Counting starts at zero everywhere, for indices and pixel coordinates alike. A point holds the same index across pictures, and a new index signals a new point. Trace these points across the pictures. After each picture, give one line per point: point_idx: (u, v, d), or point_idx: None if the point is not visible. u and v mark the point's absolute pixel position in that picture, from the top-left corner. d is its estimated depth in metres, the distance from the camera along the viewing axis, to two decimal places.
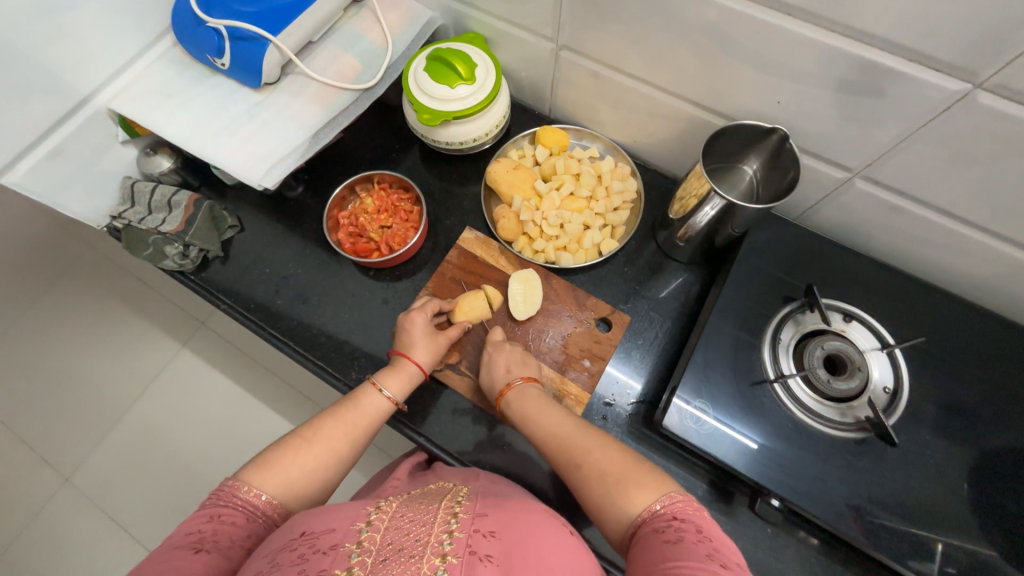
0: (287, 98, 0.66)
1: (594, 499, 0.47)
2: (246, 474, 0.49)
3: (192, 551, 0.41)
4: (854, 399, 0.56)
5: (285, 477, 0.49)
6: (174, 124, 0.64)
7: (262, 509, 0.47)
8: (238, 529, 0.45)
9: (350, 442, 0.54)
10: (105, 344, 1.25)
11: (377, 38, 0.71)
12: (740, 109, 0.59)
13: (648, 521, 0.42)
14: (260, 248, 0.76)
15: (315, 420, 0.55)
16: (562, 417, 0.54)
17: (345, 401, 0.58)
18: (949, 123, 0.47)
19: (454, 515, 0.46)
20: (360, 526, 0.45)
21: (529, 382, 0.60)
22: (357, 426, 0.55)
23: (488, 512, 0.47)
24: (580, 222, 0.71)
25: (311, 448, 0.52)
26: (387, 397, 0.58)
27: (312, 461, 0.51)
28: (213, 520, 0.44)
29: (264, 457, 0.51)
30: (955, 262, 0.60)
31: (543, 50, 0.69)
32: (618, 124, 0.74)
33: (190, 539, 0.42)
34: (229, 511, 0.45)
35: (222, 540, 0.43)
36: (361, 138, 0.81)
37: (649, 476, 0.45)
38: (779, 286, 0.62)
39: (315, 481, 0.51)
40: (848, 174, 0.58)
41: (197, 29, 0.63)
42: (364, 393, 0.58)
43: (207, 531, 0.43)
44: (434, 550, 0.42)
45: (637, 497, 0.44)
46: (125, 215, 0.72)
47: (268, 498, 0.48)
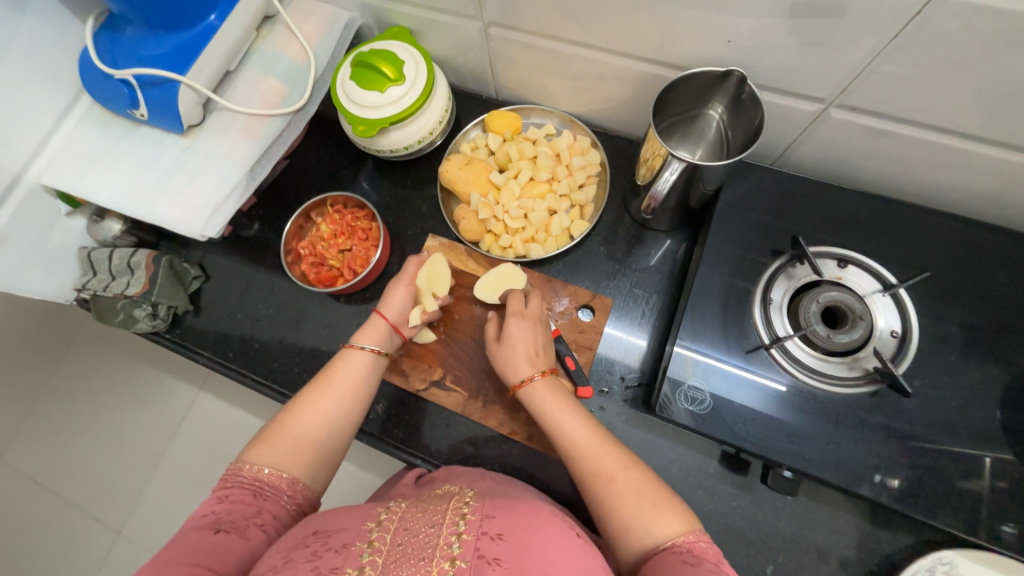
0: (214, 137, 0.63)
1: (615, 512, 0.44)
2: (246, 454, 0.48)
3: (212, 530, 0.41)
4: (859, 351, 0.52)
5: (280, 449, 0.48)
6: (108, 187, 0.61)
7: (266, 481, 0.46)
8: (251, 507, 0.44)
9: (336, 399, 0.52)
10: None
11: (297, 54, 0.66)
12: (691, 54, 0.53)
13: (671, 547, 0.40)
14: (230, 295, 0.74)
15: (303, 390, 0.53)
16: (582, 423, 0.50)
17: (328, 366, 0.56)
18: (923, 28, 0.40)
19: (462, 516, 0.44)
20: (371, 525, 0.44)
21: (549, 377, 0.55)
22: (343, 385, 0.53)
23: (496, 514, 0.44)
24: (543, 209, 0.67)
25: (300, 416, 0.50)
26: (366, 349, 0.56)
27: (303, 428, 0.50)
28: (222, 501, 0.44)
29: (259, 434, 0.50)
30: (952, 180, 0.54)
31: (472, 31, 0.63)
32: (568, 94, 0.69)
33: (206, 522, 0.42)
34: (236, 492, 0.45)
35: (238, 520, 0.43)
36: (309, 161, 0.77)
37: (675, 505, 0.44)
38: (764, 240, 0.57)
39: (313, 446, 0.49)
40: (821, 106, 0.52)
41: (106, 83, 0.60)
42: (344, 354, 0.56)
43: (220, 511, 0.43)
44: (444, 553, 0.40)
45: (666, 524, 0.42)
46: (89, 285, 0.71)
47: (271, 470, 0.47)
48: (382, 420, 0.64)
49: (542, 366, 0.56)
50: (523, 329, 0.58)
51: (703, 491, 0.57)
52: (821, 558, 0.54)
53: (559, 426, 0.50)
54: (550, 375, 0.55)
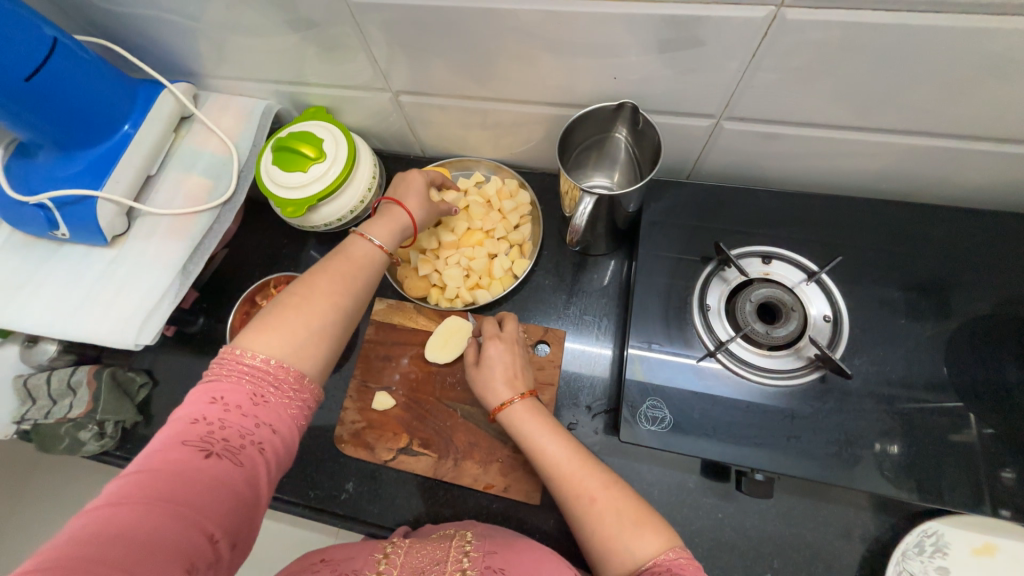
0: (141, 243, 0.62)
1: (598, 536, 0.44)
2: (245, 339, 0.44)
3: (203, 453, 0.38)
4: (798, 340, 0.54)
5: (291, 336, 0.45)
6: (33, 312, 0.60)
7: (271, 372, 0.43)
8: (248, 418, 0.40)
9: (350, 294, 0.50)
10: None
11: (218, 148, 0.67)
12: (586, 93, 0.56)
13: (651, 567, 0.40)
14: (181, 396, 0.71)
15: (307, 279, 0.49)
16: (562, 442, 0.50)
17: (333, 257, 0.52)
18: (776, 45, 0.45)
19: (466, 553, 0.47)
20: (378, 558, 0.47)
21: (530, 397, 0.54)
22: (354, 282, 0.51)
23: (496, 551, 0.47)
24: (484, 255, 0.68)
25: (310, 305, 0.47)
26: (375, 243, 0.54)
27: (315, 312, 0.47)
28: (217, 403, 0.40)
29: (261, 319, 0.45)
30: (846, 167, 0.58)
31: (384, 101, 0.66)
32: (488, 143, 0.72)
33: (198, 434, 0.38)
34: (232, 392, 0.41)
35: (233, 438, 0.39)
36: (248, 246, 0.77)
37: (656, 522, 0.44)
38: (692, 250, 0.60)
39: (324, 336, 0.47)
40: (713, 121, 0.56)
41: (20, 210, 0.59)
42: (351, 242, 0.54)
43: (214, 422, 0.39)
44: None
45: (648, 542, 0.42)
46: (29, 415, 0.67)
47: (273, 361, 0.43)
48: (353, 498, 0.62)
49: (520, 387, 0.55)
50: (501, 352, 0.57)
51: (687, 508, 0.56)
52: (814, 555, 0.53)
53: (549, 444, 0.50)
54: (529, 397, 0.54)
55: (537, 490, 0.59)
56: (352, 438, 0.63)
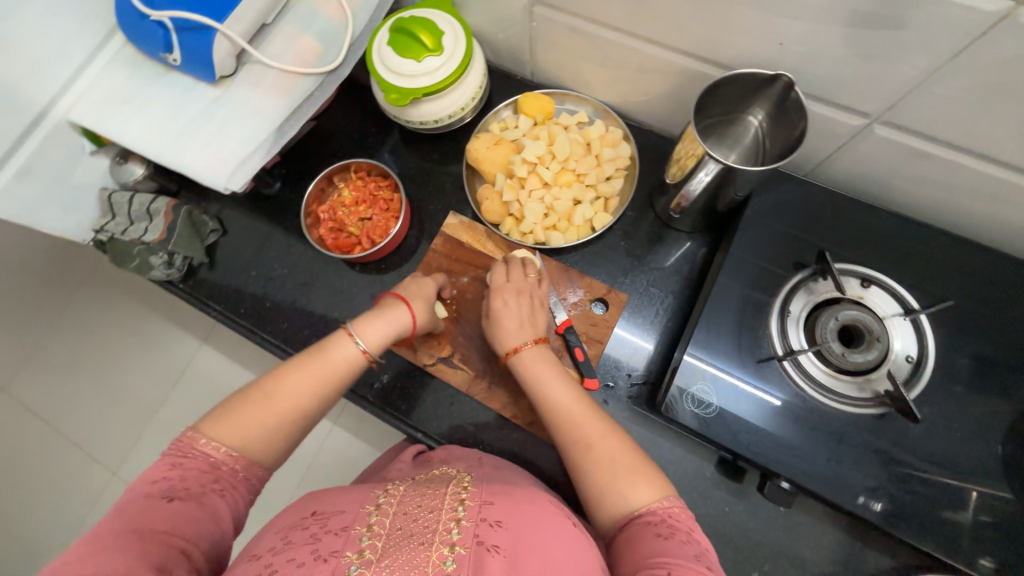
0: (245, 90, 0.62)
1: (593, 479, 0.45)
2: (207, 425, 0.45)
3: (165, 499, 0.39)
4: (871, 371, 0.52)
5: (246, 428, 0.45)
6: (135, 130, 0.61)
7: (222, 461, 0.43)
8: (209, 470, 0.42)
9: (318, 397, 0.49)
10: None
11: (335, 13, 0.65)
12: (740, 53, 0.51)
13: (643, 515, 0.42)
14: (245, 251, 0.74)
15: (278, 371, 0.48)
16: (567, 389, 0.51)
17: (310, 351, 0.51)
18: (986, 51, 0.39)
19: (461, 502, 0.45)
20: (370, 510, 0.45)
21: (541, 344, 0.56)
22: (326, 378, 0.49)
23: (495, 500, 0.45)
24: (569, 198, 0.66)
25: (272, 401, 0.46)
26: (361, 347, 0.51)
27: (275, 413, 0.46)
28: (176, 467, 0.42)
29: (222, 408, 0.46)
30: (990, 209, 0.53)
31: (516, 7, 0.62)
32: (605, 83, 0.67)
33: (158, 488, 0.40)
34: (191, 463, 0.42)
35: (193, 487, 0.41)
36: (336, 124, 0.77)
37: (649, 471, 0.45)
38: (789, 252, 0.57)
39: (279, 433, 0.46)
40: (865, 120, 0.51)
41: (141, 23, 0.59)
42: (335, 340, 0.51)
43: (174, 478, 0.41)
44: (443, 539, 0.41)
45: (642, 492, 0.43)
46: (107, 228, 0.71)
47: (227, 450, 0.44)
48: (385, 390, 0.65)
49: (534, 334, 0.57)
50: (512, 302, 0.59)
51: (698, 493, 0.58)
52: (805, 570, 0.55)
53: (549, 389, 0.51)
54: (540, 344, 0.56)
55: None
56: (398, 335, 0.65)
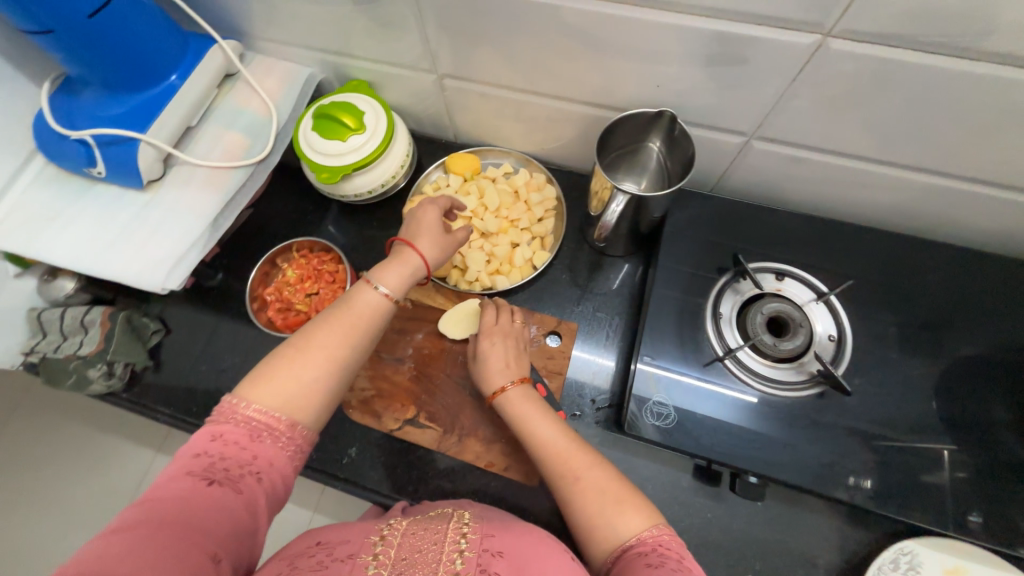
0: (176, 191, 0.63)
1: (583, 515, 0.45)
2: (245, 388, 0.44)
3: (204, 482, 0.39)
4: (802, 356, 0.56)
5: (283, 392, 0.44)
6: (62, 245, 0.60)
7: (262, 432, 0.42)
8: (248, 451, 0.41)
9: (351, 347, 0.48)
10: None
11: (259, 108, 0.68)
12: (627, 97, 0.59)
13: (634, 546, 0.42)
14: (192, 347, 0.72)
15: (306, 331, 0.48)
16: (553, 426, 0.51)
17: (337, 304, 0.51)
18: (816, 72, 0.47)
19: (464, 533, 0.45)
20: (375, 540, 0.44)
21: (525, 383, 0.56)
22: (355, 330, 0.49)
23: (495, 533, 0.46)
24: (507, 242, 0.70)
25: (303, 361, 0.46)
26: (384, 293, 0.51)
27: (311, 370, 0.46)
28: (217, 440, 0.41)
29: (258, 370, 0.45)
30: (864, 196, 0.61)
31: (428, 82, 0.68)
32: (522, 136, 0.73)
33: (198, 464, 0.40)
34: (231, 431, 0.42)
35: (234, 467, 0.40)
36: (273, 208, 0.78)
37: (637, 499, 0.45)
38: (710, 260, 0.62)
39: (317, 394, 0.46)
40: (744, 138, 0.58)
41: (62, 143, 0.60)
42: (357, 290, 0.51)
43: (215, 456, 0.40)
44: (447, 568, 0.41)
45: (629, 521, 0.43)
46: (37, 348, 0.67)
47: (267, 412, 0.43)
48: (355, 463, 0.63)
49: (516, 372, 0.57)
50: (496, 345, 0.59)
51: (680, 506, 0.58)
52: (794, 561, 0.56)
53: (539, 429, 0.51)
54: (522, 384, 0.56)
55: (536, 473, 0.61)
56: (360, 405, 0.64)
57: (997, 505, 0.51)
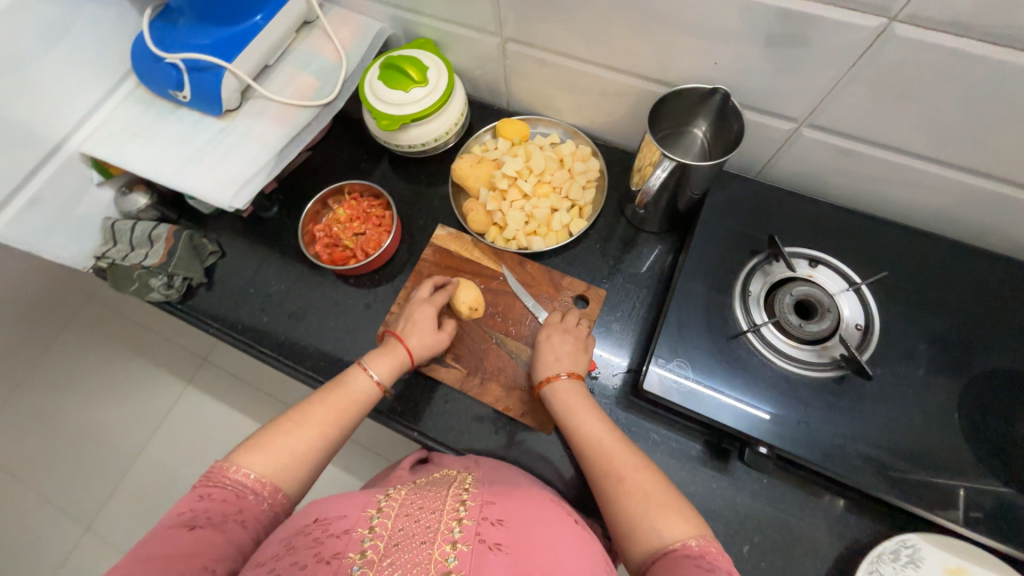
0: (249, 121, 0.68)
1: (626, 514, 0.46)
2: (236, 454, 0.49)
3: (187, 528, 0.43)
4: (827, 340, 0.57)
5: (273, 459, 0.49)
6: (144, 158, 0.66)
7: (249, 489, 0.47)
8: (232, 504, 0.45)
9: (340, 421, 0.54)
10: (80, 389, 1.20)
11: (331, 54, 0.73)
12: (683, 74, 0.60)
13: (679, 549, 0.42)
14: (244, 271, 0.78)
15: (303, 405, 0.54)
16: (600, 422, 0.54)
17: (332, 384, 0.57)
18: (877, 60, 0.48)
19: (463, 502, 0.46)
20: (372, 513, 0.45)
21: (578, 379, 0.59)
22: (346, 410, 0.55)
23: (495, 501, 0.47)
24: (547, 206, 0.73)
25: (295, 432, 0.51)
26: (374, 379, 0.58)
27: (302, 439, 0.51)
28: (203, 499, 0.45)
29: (252, 438, 0.50)
30: (909, 196, 0.61)
31: (491, 45, 0.71)
32: (573, 107, 0.76)
33: (183, 519, 0.44)
34: (219, 490, 0.46)
35: (215, 517, 0.44)
36: (330, 153, 0.83)
37: (683, 508, 0.45)
38: (745, 241, 0.64)
39: (304, 464, 0.50)
40: (794, 124, 0.59)
41: (155, 66, 0.65)
42: (352, 374, 0.58)
43: (199, 509, 0.45)
44: (445, 537, 0.42)
45: (675, 525, 0.44)
46: (109, 254, 0.74)
47: (256, 476, 0.47)
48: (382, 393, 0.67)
49: (574, 367, 0.60)
50: (562, 341, 0.62)
51: (686, 472, 0.60)
52: (794, 541, 0.57)
53: (588, 419, 0.54)
54: (579, 379, 0.59)
55: (551, 423, 0.64)
56: None
57: (1003, 503, 0.52)
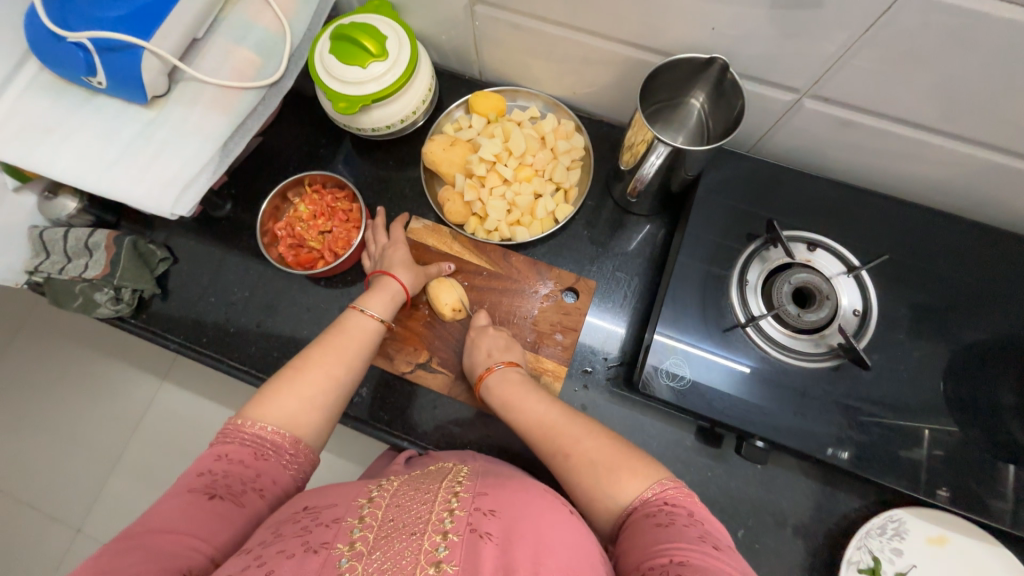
0: (183, 110, 0.59)
1: (582, 489, 0.45)
2: (250, 409, 0.47)
3: (206, 496, 0.40)
4: (825, 327, 0.56)
5: (287, 406, 0.47)
6: (63, 160, 0.57)
7: (269, 440, 0.46)
8: (249, 469, 0.43)
9: (347, 367, 0.52)
10: (45, 398, 1.13)
11: (271, 23, 0.63)
12: (677, 40, 0.54)
13: (640, 507, 0.42)
14: (201, 277, 0.71)
15: (306, 351, 0.52)
16: (541, 404, 0.52)
17: (331, 328, 0.56)
18: (894, 22, 0.43)
19: (455, 493, 0.44)
20: (361, 502, 0.43)
21: (512, 366, 0.58)
22: (351, 350, 0.54)
23: (489, 492, 0.44)
24: (530, 192, 0.67)
25: (305, 379, 0.49)
26: (371, 314, 0.57)
27: (312, 386, 0.49)
28: (221, 460, 0.43)
29: (264, 390, 0.48)
30: (912, 170, 0.58)
31: (457, 8, 0.62)
32: (553, 77, 0.68)
33: (203, 482, 0.41)
34: (236, 450, 0.44)
35: (235, 483, 0.42)
36: (284, 138, 0.74)
37: (633, 463, 0.44)
38: (741, 225, 0.60)
39: (318, 409, 0.49)
40: (796, 96, 0.54)
41: (57, 46, 0.55)
42: (347, 316, 0.57)
43: (218, 471, 0.42)
44: (435, 527, 0.40)
45: (628, 486, 0.43)
46: (42, 268, 0.66)
47: (273, 428, 0.46)
48: (367, 404, 0.64)
49: (508, 355, 0.59)
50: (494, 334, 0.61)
51: (682, 463, 0.60)
52: (786, 521, 0.58)
53: (526, 406, 0.52)
54: (511, 365, 0.58)
55: None
56: None
57: (989, 479, 0.53)
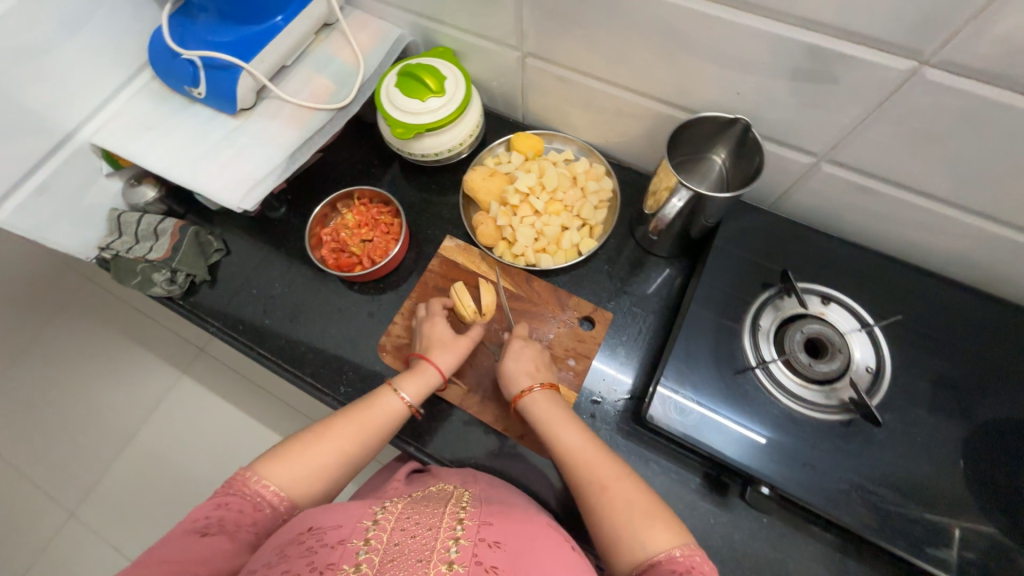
0: (263, 122, 0.68)
1: (607, 527, 0.47)
2: (260, 464, 0.50)
3: (199, 535, 0.44)
4: (837, 381, 0.57)
5: (294, 472, 0.50)
6: (156, 154, 0.66)
7: (268, 500, 0.48)
8: (244, 517, 0.46)
9: (360, 444, 0.54)
10: (77, 372, 1.19)
11: (348, 58, 0.72)
12: (705, 101, 0.59)
13: (664, 562, 0.43)
14: (248, 271, 0.77)
15: (327, 417, 0.55)
16: (581, 436, 0.53)
17: (361, 400, 0.57)
18: (903, 102, 0.47)
19: (460, 521, 0.44)
20: (367, 524, 0.44)
21: (551, 389, 0.58)
22: (370, 427, 0.55)
23: (492, 522, 0.45)
24: (557, 224, 0.72)
25: (319, 447, 0.51)
26: (402, 398, 0.57)
27: (323, 456, 0.51)
28: (220, 508, 0.46)
29: (276, 449, 0.51)
30: (928, 238, 0.60)
31: (510, 59, 0.70)
32: (589, 124, 0.75)
33: (197, 524, 0.45)
34: (236, 501, 0.47)
35: (227, 525, 0.45)
36: (341, 156, 0.83)
37: (662, 516, 0.46)
38: (757, 273, 0.63)
39: (322, 478, 0.51)
40: (813, 159, 0.59)
41: (173, 61, 0.65)
42: (380, 393, 0.58)
43: (214, 518, 0.45)
44: (441, 556, 0.40)
45: (657, 537, 0.44)
46: (113, 245, 0.73)
47: (275, 490, 0.48)
48: None
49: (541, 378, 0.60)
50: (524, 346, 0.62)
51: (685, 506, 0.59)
52: None
53: (564, 431, 0.53)
54: (550, 387, 0.58)
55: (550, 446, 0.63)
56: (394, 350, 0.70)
57: (1008, 561, 0.50)
